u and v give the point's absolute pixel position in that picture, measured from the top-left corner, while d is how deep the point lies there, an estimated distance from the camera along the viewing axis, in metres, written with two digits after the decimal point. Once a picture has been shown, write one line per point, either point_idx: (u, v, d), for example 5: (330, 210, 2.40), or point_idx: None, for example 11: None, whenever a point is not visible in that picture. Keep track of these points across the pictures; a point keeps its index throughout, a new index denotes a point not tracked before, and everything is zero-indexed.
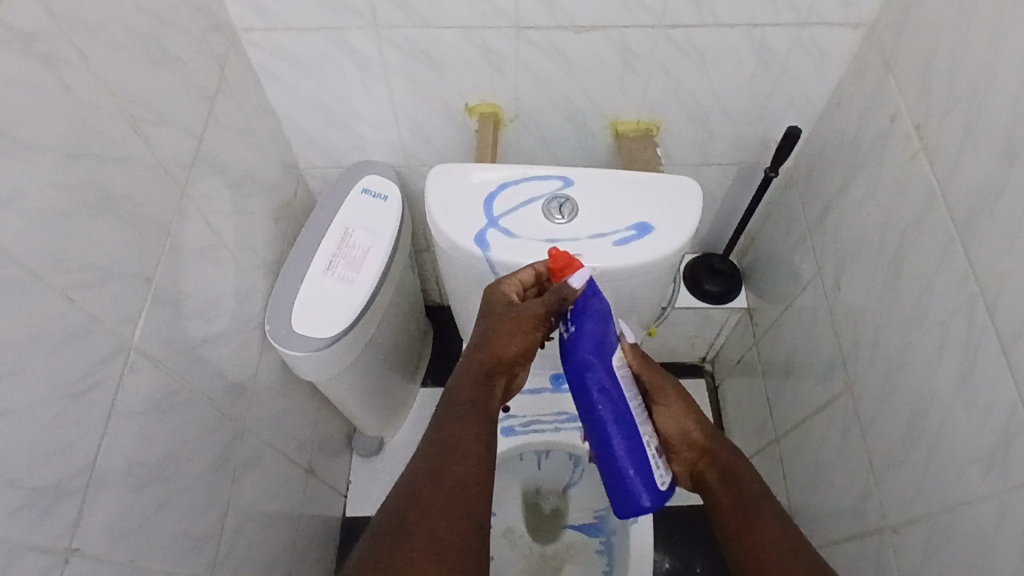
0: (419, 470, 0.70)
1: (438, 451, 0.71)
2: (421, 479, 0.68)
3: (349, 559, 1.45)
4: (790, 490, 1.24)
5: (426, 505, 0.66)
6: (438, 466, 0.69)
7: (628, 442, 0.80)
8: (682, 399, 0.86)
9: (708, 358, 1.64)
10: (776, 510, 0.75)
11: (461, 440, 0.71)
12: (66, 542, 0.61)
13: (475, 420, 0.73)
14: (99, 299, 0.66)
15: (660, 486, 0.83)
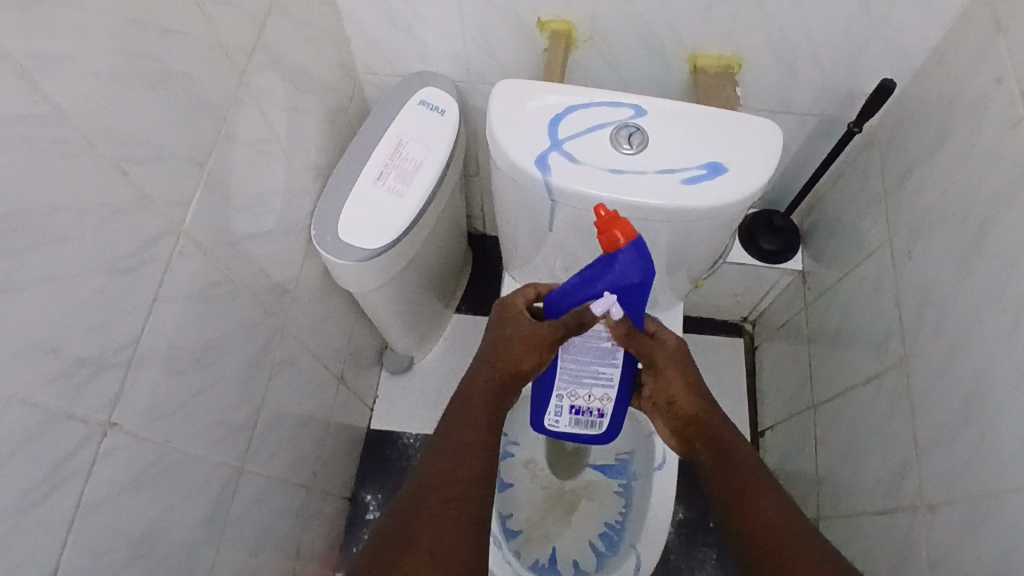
0: (428, 480, 0.78)
1: (449, 465, 0.79)
2: (435, 488, 0.77)
3: (369, 471, 1.48)
4: (820, 459, 1.21)
5: (444, 507, 0.74)
6: (450, 477, 0.78)
7: (543, 383, 0.93)
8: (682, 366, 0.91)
9: (750, 319, 1.59)
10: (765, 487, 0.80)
11: (465, 459, 0.80)
12: (103, 415, 0.62)
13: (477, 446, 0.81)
14: (152, 177, 0.64)
15: (548, 422, 0.95)
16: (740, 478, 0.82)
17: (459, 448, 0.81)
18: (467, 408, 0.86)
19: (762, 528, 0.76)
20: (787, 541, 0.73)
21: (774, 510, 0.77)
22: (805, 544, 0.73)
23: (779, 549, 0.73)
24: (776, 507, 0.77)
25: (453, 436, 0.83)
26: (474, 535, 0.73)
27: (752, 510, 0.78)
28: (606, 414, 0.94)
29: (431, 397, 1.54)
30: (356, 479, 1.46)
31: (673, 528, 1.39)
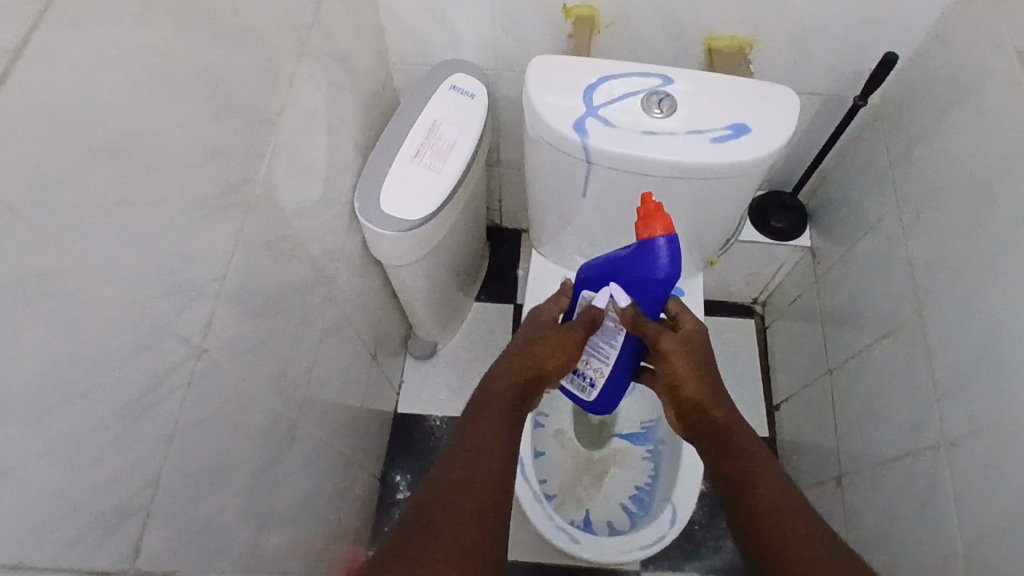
0: (452, 464, 0.74)
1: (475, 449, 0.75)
2: (457, 471, 0.72)
3: (397, 452, 1.52)
4: (838, 422, 1.26)
5: (465, 490, 0.69)
6: (468, 464, 0.73)
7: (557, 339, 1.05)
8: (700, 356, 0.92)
9: (761, 300, 1.66)
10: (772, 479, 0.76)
11: (484, 453, 0.75)
12: (197, 342, 0.66)
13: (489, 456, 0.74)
14: (234, 126, 0.70)
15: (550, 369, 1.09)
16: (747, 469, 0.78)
17: (484, 434, 0.78)
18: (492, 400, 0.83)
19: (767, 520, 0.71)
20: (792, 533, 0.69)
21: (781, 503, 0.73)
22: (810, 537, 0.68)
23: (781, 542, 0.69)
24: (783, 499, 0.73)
25: (476, 423, 0.79)
26: (488, 548, 0.65)
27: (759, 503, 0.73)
28: (597, 386, 1.04)
29: (455, 381, 1.58)
30: (385, 460, 1.50)
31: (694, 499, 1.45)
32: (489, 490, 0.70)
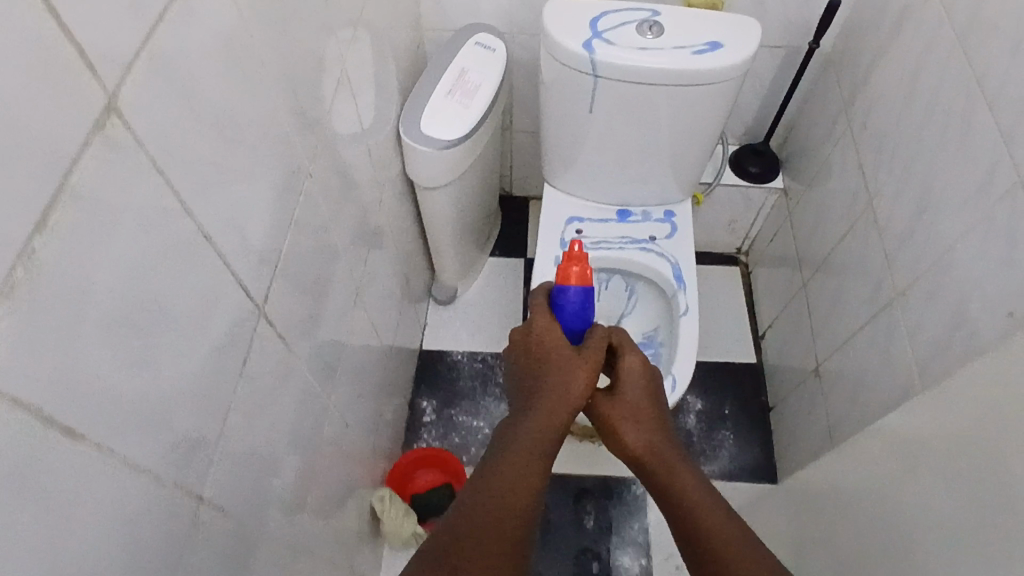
0: (442, 530, 0.69)
1: (496, 493, 0.72)
2: (468, 517, 0.69)
3: (424, 384, 1.68)
4: (815, 325, 1.45)
5: (478, 548, 0.66)
6: (480, 517, 0.69)
7: None
8: (636, 400, 0.87)
9: (744, 249, 1.87)
10: (737, 534, 0.71)
11: (479, 532, 0.68)
12: (306, 164, 0.85)
13: (483, 533, 0.67)
14: (328, 12, 0.91)
15: None
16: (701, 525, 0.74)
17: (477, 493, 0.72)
18: (510, 440, 0.79)
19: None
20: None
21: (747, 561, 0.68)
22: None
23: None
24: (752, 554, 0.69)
25: (467, 509, 0.70)
26: None
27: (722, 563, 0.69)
28: None
29: (475, 322, 1.76)
30: (414, 389, 1.66)
31: (693, 415, 1.62)
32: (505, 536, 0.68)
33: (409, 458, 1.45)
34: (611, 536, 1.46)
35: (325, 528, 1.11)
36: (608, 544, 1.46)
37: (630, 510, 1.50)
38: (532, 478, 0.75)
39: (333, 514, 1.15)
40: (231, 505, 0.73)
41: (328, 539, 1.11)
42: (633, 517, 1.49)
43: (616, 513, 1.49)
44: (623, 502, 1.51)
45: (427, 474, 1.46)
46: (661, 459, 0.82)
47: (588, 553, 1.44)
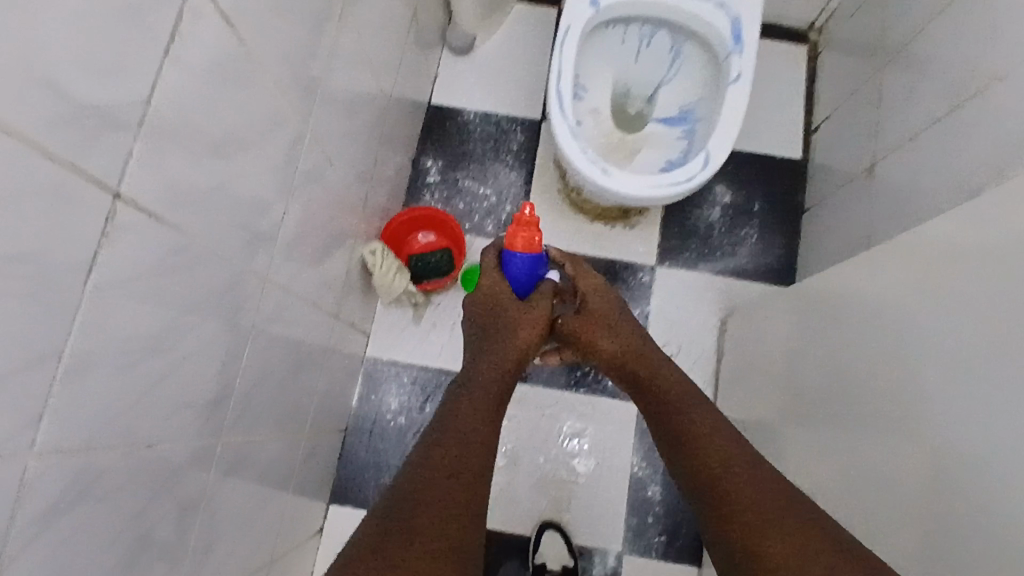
0: (428, 465, 0.85)
1: (454, 457, 0.86)
2: (433, 473, 0.83)
3: (430, 142, 1.52)
4: (880, 118, 1.24)
5: (441, 499, 0.81)
6: (450, 463, 0.85)
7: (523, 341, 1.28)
8: (600, 324, 1.14)
9: (817, 24, 1.57)
10: (732, 471, 0.88)
11: (455, 467, 0.85)
12: None
13: (459, 462, 0.86)
14: None
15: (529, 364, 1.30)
16: (705, 444, 0.94)
17: (445, 437, 0.89)
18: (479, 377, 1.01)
19: (736, 506, 0.84)
20: (757, 519, 0.81)
21: (743, 476, 0.87)
22: (778, 516, 0.80)
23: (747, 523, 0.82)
24: (759, 492, 0.84)
25: (444, 433, 0.89)
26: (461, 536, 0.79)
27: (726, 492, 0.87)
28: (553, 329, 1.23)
29: (492, 80, 1.56)
30: (418, 146, 1.51)
31: (720, 209, 1.48)
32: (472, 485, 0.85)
33: (402, 217, 1.34)
34: None
35: (314, 267, 1.04)
36: None
37: (633, 297, 1.43)
38: (479, 445, 0.90)
39: (323, 257, 1.07)
40: (186, 219, 0.63)
41: (314, 280, 1.04)
42: (635, 304, 1.43)
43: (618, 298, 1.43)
44: (628, 288, 1.44)
45: (421, 236, 1.36)
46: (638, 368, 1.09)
47: None
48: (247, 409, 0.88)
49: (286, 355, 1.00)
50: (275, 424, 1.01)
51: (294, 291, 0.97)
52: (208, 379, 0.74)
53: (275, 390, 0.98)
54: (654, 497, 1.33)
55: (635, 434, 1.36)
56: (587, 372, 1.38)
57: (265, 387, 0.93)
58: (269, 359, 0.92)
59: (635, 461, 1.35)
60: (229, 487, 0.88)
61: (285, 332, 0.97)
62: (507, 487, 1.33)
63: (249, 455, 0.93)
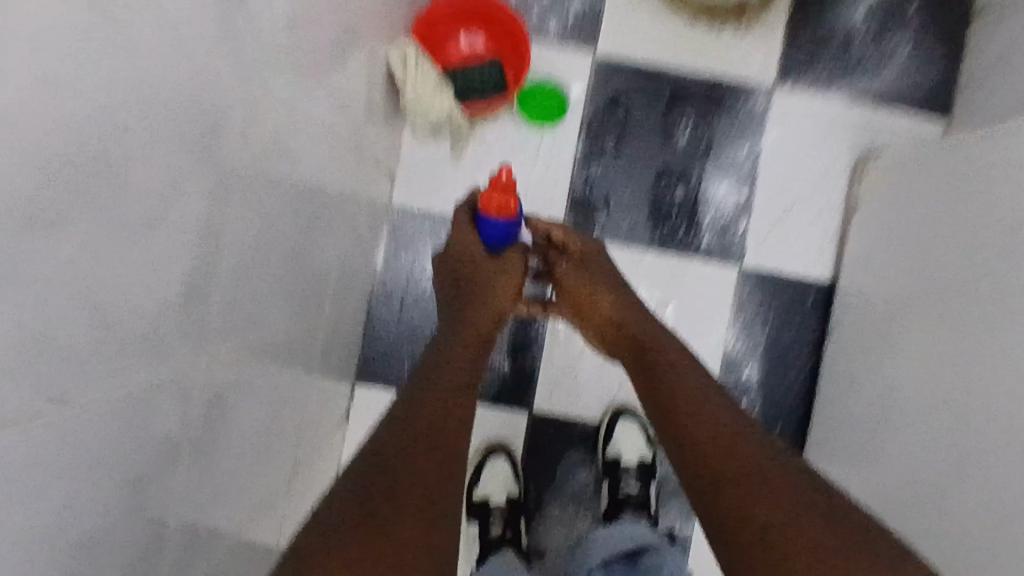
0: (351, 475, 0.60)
1: (406, 451, 0.60)
2: (379, 485, 0.58)
3: None
4: None
5: (391, 514, 0.56)
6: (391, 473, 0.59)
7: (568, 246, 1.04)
8: (601, 273, 0.87)
9: None
10: (754, 462, 0.61)
11: (385, 473, 0.59)
12: None
13: (397, 473, 0.60)
14: None
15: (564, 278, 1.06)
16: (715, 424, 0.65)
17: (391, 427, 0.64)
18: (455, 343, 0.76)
19: (751, 514, 0.58)
20: (790, 536, 0.55)
21: (776, 474, 0.60)
22: (815, 538, 0.55)
23: (761, 537, 0.56)
24: (779, 488, 0.59)
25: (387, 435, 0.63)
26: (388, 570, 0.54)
27: (721, 483, 0.61)
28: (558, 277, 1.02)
29: None
30: None
31: (865, 10, 1.11)
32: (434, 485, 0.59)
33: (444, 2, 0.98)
34: (708, 158, 1.07)
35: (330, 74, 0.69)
36: (702, 167, 1.07)
37: (740, 129, 1.08)
38: (451, 427, 0.64)
39: (340, 58, 0.71)
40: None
41: (331, 94, 0.70)
42: (742, 139, 1.08)
43: (721, 130, 1.07)
44: (734, 117, 1.08)
45: (466, 37, 1.00)
46: (640, 330, 0.80)
47: (674, 175, 1.07)
48: (245, 288, 0.58)
49: (297, 207, 0.68)
50: (284, 303, 0.72)
51: (308, 110, 0.64)
52: (174, 247, 0.43)
53: (281, 256, 0.67)
54: (750, 379, 1.10)
55: (732, 304, 1.09)
56: (676, 227, 1.07)
57: (268, 253, 0.63)
58: (274, 213, 0.61)
59: (731, 336, 1.09)
60: (229, 400, 0.60)
61: (295, 172, 0.65)
62: (572, 367, 1.09)
63: (252, 350, 0.64)
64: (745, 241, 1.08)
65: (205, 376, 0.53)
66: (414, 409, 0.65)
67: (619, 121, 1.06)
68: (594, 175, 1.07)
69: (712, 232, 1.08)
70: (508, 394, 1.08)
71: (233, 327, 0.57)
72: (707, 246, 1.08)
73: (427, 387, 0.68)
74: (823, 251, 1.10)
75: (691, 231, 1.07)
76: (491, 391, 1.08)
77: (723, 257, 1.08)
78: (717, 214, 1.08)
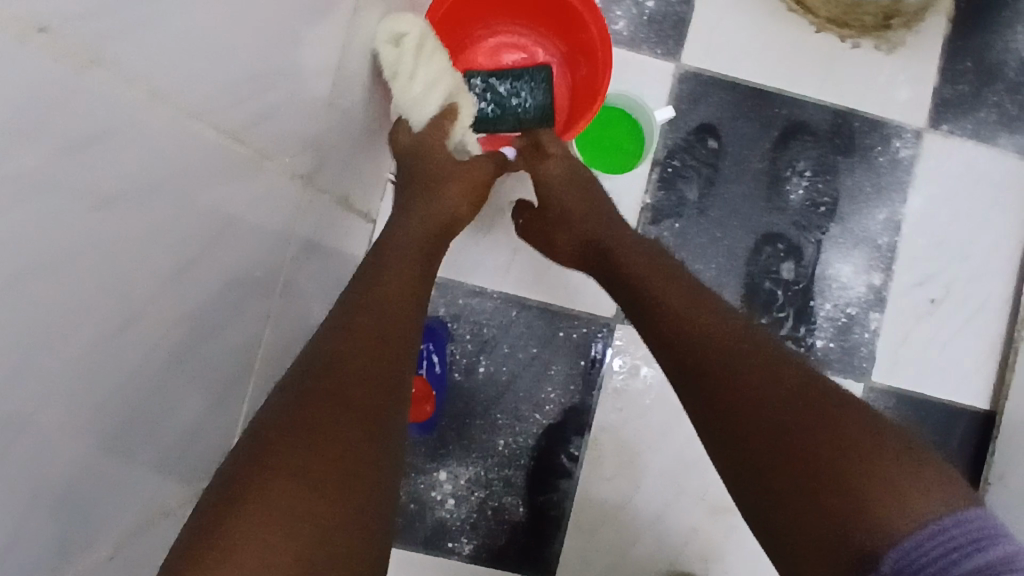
0: None
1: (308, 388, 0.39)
2: (270, 438, 0.36)
3: None
4: None
5: (289, 466, 0.35)
6: None
7: (577, 347, 0.74)
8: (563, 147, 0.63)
9: None
10: (767, 380, 0.42)
11: None
12: None
13: None
14: None
15: (609, 387, 0.74)
16: (718, 352, 0.45)
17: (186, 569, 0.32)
18: (388, 252, 0.50)
19: (778, 448, 0.40)
20: (838, 448, 0.38)
21: (797, 372, 0.43)
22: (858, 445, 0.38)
23: (785, 506, 0.39)
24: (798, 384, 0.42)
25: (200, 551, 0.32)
26: None
27: (741, 401, 0.42)
28: (592, 384, 0.74)
29: None
30: None
31: None
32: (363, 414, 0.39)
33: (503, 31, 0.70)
34: (831, 224, 0.75)
35: (256, 47, 0.35)
36: (822, 237, 0.75)
37: (877, 186, 0.76)
38: None
39: (286, 24, 0.37)
40: None
41: (254, 93, 0.35)
42: (880, 200, 0.76)
43: (851, 185, 0.76)
44: (870, 169, 0.77)
45: (518, 57, 0.71)
46: (608, 232, 0.58)
47: (781, 246, 0.74)
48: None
49: (167, 321, 0.33)
50: (138, 497, 0.36)
51: (172, 125, 0.29)
52: None
53: (125, 427, 0.32)
54: None
55: None
56: (780, 321, 0.74)
57: (49, 454, 0.27)
58: (57, 371, 0.26)
59: None
60: None
61: (148, 258, 0.30)
62: (617, 516, 0.74)
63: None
64: (875, 347, 0.75)
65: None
66: (324, 335, 0.43)
67: (707, 165, 0.74)
68: (666, 238, 0.74)
69: (831, 331, 0.75)
70: (522, 551, 0.73)
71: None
72: (823, 352, 0.74)
73: (345, 310, 0.44)
74: (980, 367, 0.77)
75: (802, 328, 0.74)
76: (496, 545, 0.73)
77: (845, 368, 0.75)
78: (839, 306, 0.75)
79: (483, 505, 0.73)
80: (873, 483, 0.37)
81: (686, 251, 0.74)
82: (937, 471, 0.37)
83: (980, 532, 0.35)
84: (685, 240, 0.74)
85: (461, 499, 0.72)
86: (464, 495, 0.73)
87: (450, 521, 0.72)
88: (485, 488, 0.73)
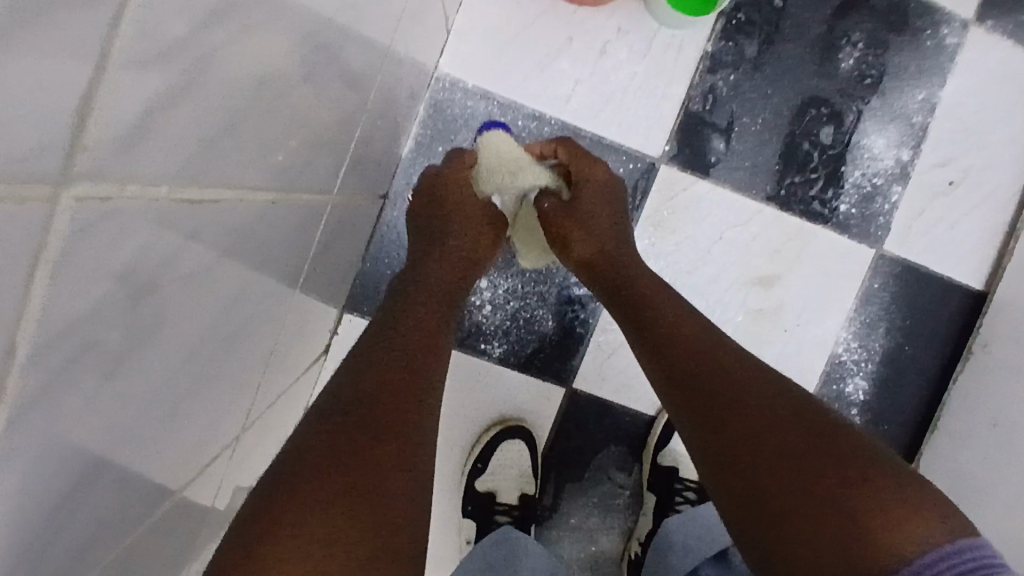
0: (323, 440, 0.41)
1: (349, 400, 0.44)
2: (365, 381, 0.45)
3: None
4: None
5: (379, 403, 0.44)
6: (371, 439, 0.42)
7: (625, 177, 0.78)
8: (600, 177, 0.66)
9: None
10: (769, 422, 0.49)
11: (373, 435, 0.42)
12: None
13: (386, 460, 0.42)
14: None
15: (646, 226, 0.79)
16: (728, 395, 0.51)
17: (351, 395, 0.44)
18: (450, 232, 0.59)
19: (790, 484, 0.46)
20: (846, 493, 0.44)
21: (794, 413, 0.49)
22: (862, 479, 0.45)
23: (805, 548, 0.44)
24: (794, 428, 0.48)
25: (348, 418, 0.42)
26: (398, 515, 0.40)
27: (755, 447, 0.48)
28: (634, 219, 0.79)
29: None
30: None
31: None
32: (399, 436, 0.43)
33: None
34: (872, 97, 0.80)
35: None
36: (862, 108, 0.79)
37: (921, 68, 0.81)
38: (429, 331, 0.51)
39: None
40: None
41: None
42: (921, 81, 0.81)
43: (897, 63, 0.80)
44: (917, 50, 0.80)
45: None
46: (624, 260, 0.63)
47: (824, 111, 0.79)
48: (201, 93, 0.26)
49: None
50: (273, 168, 0.41)
51: None
52: None
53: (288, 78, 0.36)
54: (854, 398, 0.83)
55: (856, 298, 0.82)
56: (811, 181, 0.80)
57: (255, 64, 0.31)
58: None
59: (845, 337, 0.82)
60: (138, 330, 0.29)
61: None
62: None
63: (210, 236, 0.34)
64: (892, 218, 0.81)
65: (78, 279, 0.22)
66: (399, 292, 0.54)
67: (769, 23, 0.77)
68: (719, 88, 0.78)
69: (855, 198, 0.80)
70: (545, 361, 0.80)
71: (175, 174, 0.27)
72: (845, 216, 0.80)
73: (382, 326, 0.50)
74: (981, 251, 0.84)
75: (829, 191, 0.80)
76: (524, 353, 0.80)
77: (861, 234, 0.81)
78: (867, 175, 0.80)
79: (517, 315, 0.79)
80: (883, 526, 0.43)
81: (736, 105, 0.78)
82: (918, 484, 0.45)
83: (986, 557, 0.41)
84: (737, 94, 0.78)
85: (497, 306, 0.79)
86: (500, 303, 0.79)
87: (485, 325, 0.79)
88: (521, 299, 0.79)
